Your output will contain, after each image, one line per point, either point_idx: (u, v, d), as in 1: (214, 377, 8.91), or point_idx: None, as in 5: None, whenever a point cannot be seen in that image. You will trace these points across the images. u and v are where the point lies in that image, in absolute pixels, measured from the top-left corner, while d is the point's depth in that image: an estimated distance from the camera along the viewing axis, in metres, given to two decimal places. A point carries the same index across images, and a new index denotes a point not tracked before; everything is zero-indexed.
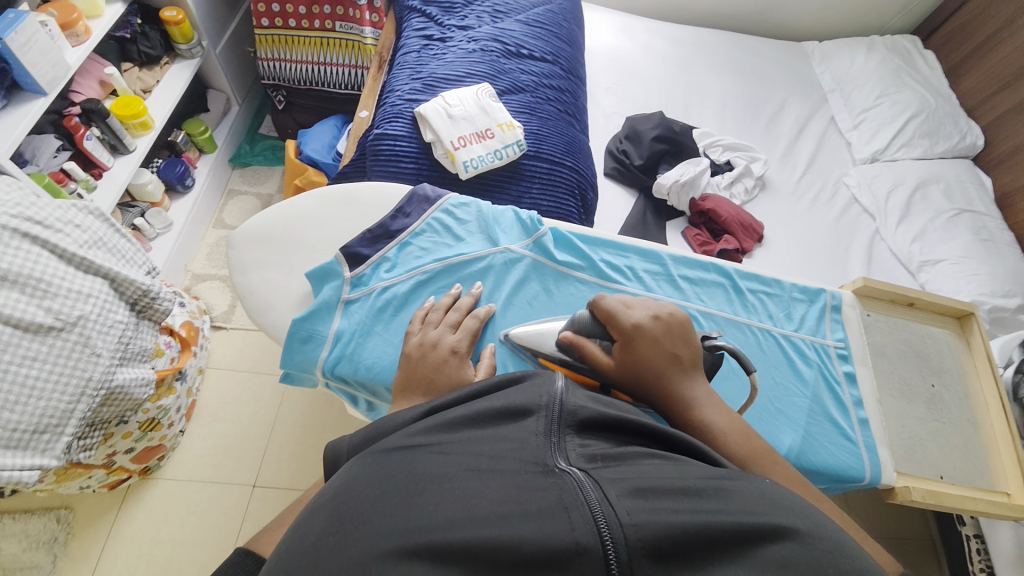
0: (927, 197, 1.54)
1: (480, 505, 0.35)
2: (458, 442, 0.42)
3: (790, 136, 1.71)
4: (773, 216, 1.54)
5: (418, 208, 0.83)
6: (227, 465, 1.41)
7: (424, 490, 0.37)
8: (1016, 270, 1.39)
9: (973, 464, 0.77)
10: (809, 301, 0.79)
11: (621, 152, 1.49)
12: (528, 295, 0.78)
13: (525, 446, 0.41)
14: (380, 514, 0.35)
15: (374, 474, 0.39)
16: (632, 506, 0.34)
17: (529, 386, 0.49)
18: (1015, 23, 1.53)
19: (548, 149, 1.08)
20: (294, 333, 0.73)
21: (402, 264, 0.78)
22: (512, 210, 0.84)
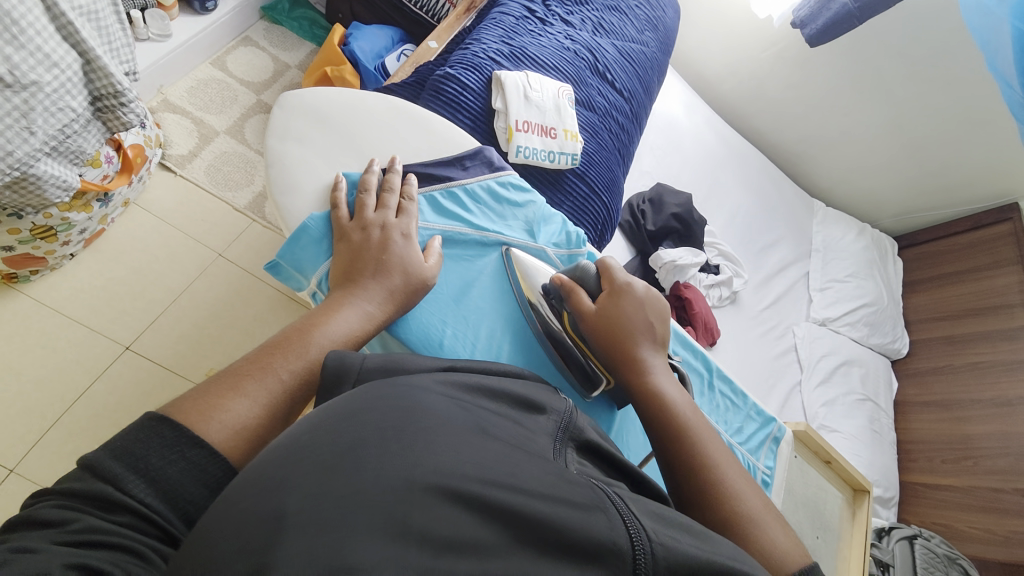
0: (848, 375, 1.74)
1: (531, 484, 0.40)
2: (487, 411, 0.48)
3: (770, 271, 1.86)
4: (730, 329, 1.67)
5: (478, 166, 0.83)
6: (108, 313, 1.23)
7: (458, 438, 0.41)
8: (888, 466, 1.59)
9: None
10: (759, 424, 0.85)
11: (639, 211, 1.53)
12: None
13: (549, 445, 0.48)
14: (436, 449, 0.39)
15: (403, 405, 0.42)
16: (655, 527, 0.41)
17: (543, 392, 0.57)
18: (979, 272, 1.79)
19: (593, 176, 1.08)
20: (304, 230, 0.69)
21: (446, 215, 0.78)
22: (562, 220, 0.88)
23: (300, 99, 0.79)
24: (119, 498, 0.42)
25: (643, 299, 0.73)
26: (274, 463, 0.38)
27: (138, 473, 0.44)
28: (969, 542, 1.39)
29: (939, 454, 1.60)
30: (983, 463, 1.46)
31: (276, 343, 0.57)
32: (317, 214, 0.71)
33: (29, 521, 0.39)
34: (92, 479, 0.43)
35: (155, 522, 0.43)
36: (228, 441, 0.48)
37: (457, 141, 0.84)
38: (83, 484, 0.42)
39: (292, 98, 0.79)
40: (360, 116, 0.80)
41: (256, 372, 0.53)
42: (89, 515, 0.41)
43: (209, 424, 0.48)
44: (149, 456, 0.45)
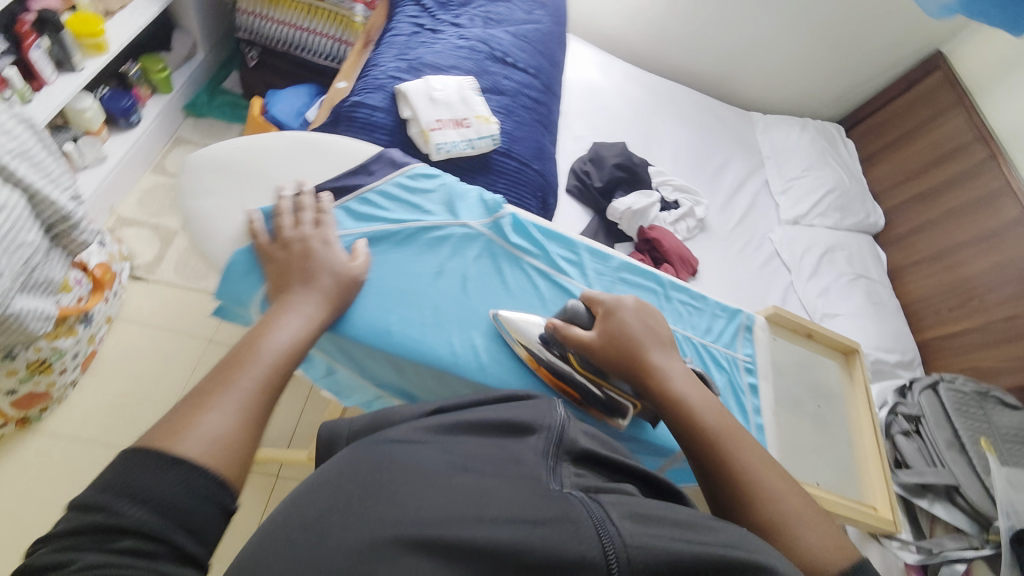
0: (833, 262, 1.76)
1: (496, 514, 0.45)
2: (464, 448, 0.54)
3: (730, 191, 1.91)
4: (707, 255, 1.71)
5: (383, 168, 0.88)
6: (123, 425, 1.28)
7: (425, 482, 0.47)
8: (897, 331, 1.60)
9: (845, 476, 0.88)
10: (728, 318, 0.89)
11: (584, 173, 1.57)
12: (479, 274, 0.84)
13: (529, 465, 0.53)
14: (399, 504, 0.45)
15: (375, 466, 0.49)
16: (632, 529, 0.45)
17: (537, 408, 0.62)
18: (929, 125, 1.83)
19: (519, 150, 1.13)
20: (233, 266, 0.75)
21: (362, 219, 0.83)
22: (478, 191, 0.91)
23: (202, 158, 0.85)
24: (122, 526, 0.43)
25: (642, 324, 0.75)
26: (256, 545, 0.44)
27: (133, 500, 0.45)
28: (1002, 376, 1.40)
29: (944, 304, 1.61)
30: (990, 298, 1.48)
31: (230, 362, 0.60)
32: (239, 249, 0.76)
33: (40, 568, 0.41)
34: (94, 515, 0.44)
35: (164, 540, 0.44)
36: (209, 451, 0.51)
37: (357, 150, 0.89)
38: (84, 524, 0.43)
39: (197, 156, 0.85)
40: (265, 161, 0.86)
41: (222, 391, 0.57)
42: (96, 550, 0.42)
43: (185, 441, 0.51)
44: (142, 485, 0.46)
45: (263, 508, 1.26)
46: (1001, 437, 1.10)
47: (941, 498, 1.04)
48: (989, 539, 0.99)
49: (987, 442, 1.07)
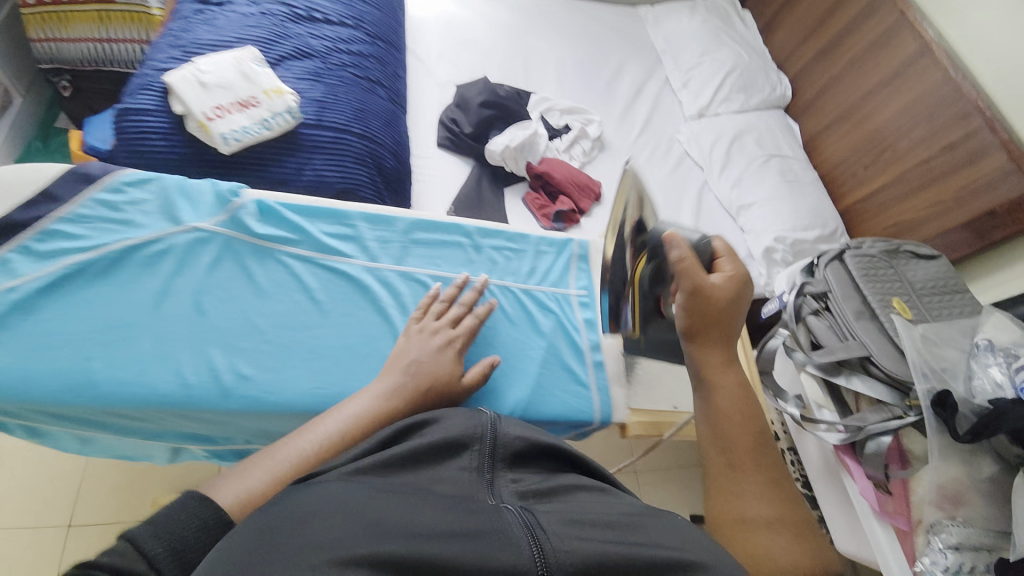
0: (743, 147, 1.62)
1: (432, 529, 0.41)
2: (407, 478, 0.51)
3: (627, 99, 1.76)
4: (611, 174, 1.59)
5: (72, 188, 0.76)
6: (32, 509, 1.20)
7: (348, 514, 0.41)
8: (817, 203, 1.51)
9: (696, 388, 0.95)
10: (557, 252, 0.94)
11: (451, 122, 1.43)
12: (218, 279, 0.75)
13: (460, 482, 0.52)
14: (334, 531, 0.39)
15: (290, 510, 0.42)
16: (566, 533, 0.44)
17: (467, 418, 0.60)
18: None
19: (333, 116, 0.99)
20: None
21: (49, 257, 0.71)
22: (210, 186, 0.80)
23: None
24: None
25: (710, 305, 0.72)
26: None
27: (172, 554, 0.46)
28: (926, 225, 1.32)
29: (859, 164, 1.51)
30: (901, 145, 1.38)
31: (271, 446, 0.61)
32: None
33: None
34: (131, 553, 0.45)
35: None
36: None
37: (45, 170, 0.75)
38: (119, 561, 0.44)
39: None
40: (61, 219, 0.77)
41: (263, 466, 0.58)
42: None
43: None
44: (183, 535, 0.48)
45: None
46: (918, 293, 1.04)
47: (857, 372, 0.98)
48: (911, 405, 0.92)
49: (900, 304, 1.01)
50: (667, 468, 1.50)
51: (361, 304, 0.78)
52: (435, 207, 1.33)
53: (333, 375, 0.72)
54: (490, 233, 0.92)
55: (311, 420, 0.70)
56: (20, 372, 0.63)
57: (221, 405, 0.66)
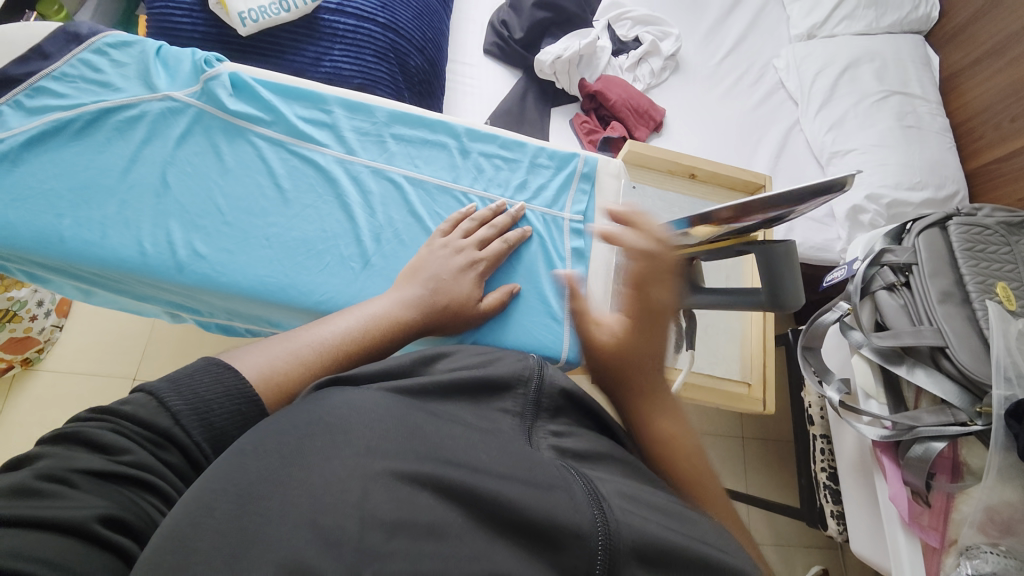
0: (857, 79, 1.31)
1: (488, 468, 0.36)
2: (443, 407, 0.43)
3: (719, 11, 1.47)
4: (680, 102, 1.37)
5: (63, 48, 0.71)
6: (108, 360, 1.41)
7: (412, 433, 0.37)
8: (939, 160, 1.20)
9: (714, 355, 0.79)
10: (556, 168, 0.81)
11: (501, 24, 1.28)
12: (185, 153, 0.70)
13: (501, 425, 0.44)
14: (381, 449, 0.35)
15: (331, 411, 0.37)
16: (624, 503, 0.37)
17: (509, 360, 0.52)
18: None
19: (356, 2, 0.91)
20: None
21: (34, 112, 0.67)
22: (189, 53, 0.74)
23: None
24: (176, 436, 0.39)
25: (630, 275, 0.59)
26: (188, 507, 0.31)
27: (198, 412, 0.41)
28: None
29: (1005, 115, 1.16)
30: None
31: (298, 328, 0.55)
32: None
33: (85, 442, 0.37)
34: (151, 406, 0.40)
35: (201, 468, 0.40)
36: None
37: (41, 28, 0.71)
38: (138, 412, 0.39)
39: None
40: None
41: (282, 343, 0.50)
42: (143, 444, 0.38)
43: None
44: (208, 395, 0.42)
45: None
46: None
47: (923, 363, 0.81)
48: (982, 412, 0.75)
49: (1004, 291, 0.81)
50: None
51: (327, 195, 0.72)
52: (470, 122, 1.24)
53: (285, 267, 0.67)
54: (481, 136, 0.81)
55: (260, 309, 0.67)
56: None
57: (175, 279, 0.64)
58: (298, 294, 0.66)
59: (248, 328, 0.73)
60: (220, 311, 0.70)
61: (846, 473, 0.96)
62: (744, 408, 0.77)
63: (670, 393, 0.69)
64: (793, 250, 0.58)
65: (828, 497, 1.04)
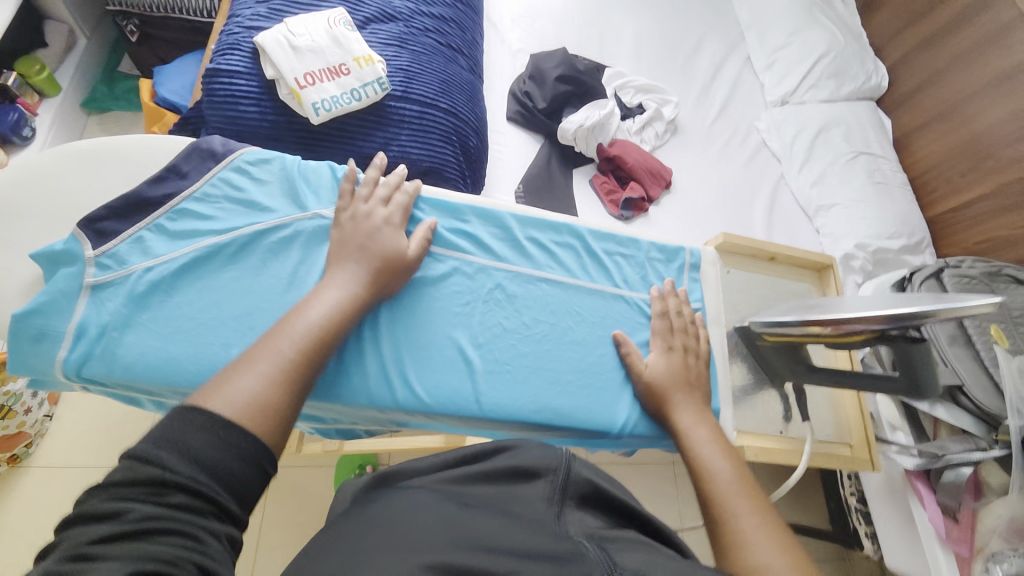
0: (829, 141, 1.51)
1: (496, 551, 0.40)
2: (470, 495, 0.48)
3: (705, 79, 1.65)
4: (683, 161, 1.51)
5: (198, 165, 0.70)
6: (109, 449, 1.27)
7: (444, 524, 0.43)
8: (905, 211, 1.41)
9: (821, 420, 0.86)
10: (666, 260, 0.80)
11: (523, 94, 1.36)
12: None
13: (529, 508, 0.47)
14: (411, 540, 0.41)
15: (390, 514, 0.44)
16: (631, 570, 0.39)
17: (537, 446, 0.55)
18: None
19: (419, 88, 0.94)
20: (21, 330, 0.59)
21: (179, 236, 0.65)
22: (328, 166, 0.73)
23: None
24: (172, 479, 0.38)
25: (680, 368, 0.68)
26: None
27: (185, 453, 0.39)
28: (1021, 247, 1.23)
29: (955, 170, 1.40)
30: (1005, 156, 1.27)
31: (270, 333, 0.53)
32: (38, 301, 0.59)
33: (85, 515, 0.36)
34: (134, 464, 0.38)
35: (207, 496, 0.39)
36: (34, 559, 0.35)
37: (163, 141, 0.71)
38: (128, 475, 0.37)
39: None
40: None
41: (263, 355, 0.51)
42: (142, 501, 0.37)
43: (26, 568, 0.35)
44: (200, 446, 0.40)
45: (263, 503, 1.26)
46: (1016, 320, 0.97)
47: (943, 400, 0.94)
48: (998, 439, 0.88)
49: (999, 332, 0.94)
50: None
51: (475, 302, 0.70)
52: (503, 186, 1.30)
53: (450, 378, 0.65)
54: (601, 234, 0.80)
55: (424, 420, 0.65)
56: (163, 355, 0.59)
57: (346, 399, 0.62)
58: (467, 406, 0.64)
59: (373, 429, 0.70)
60: (365, 423, 0.68)
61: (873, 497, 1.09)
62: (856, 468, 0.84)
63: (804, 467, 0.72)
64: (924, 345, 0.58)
65: (860, 519, 1.18)
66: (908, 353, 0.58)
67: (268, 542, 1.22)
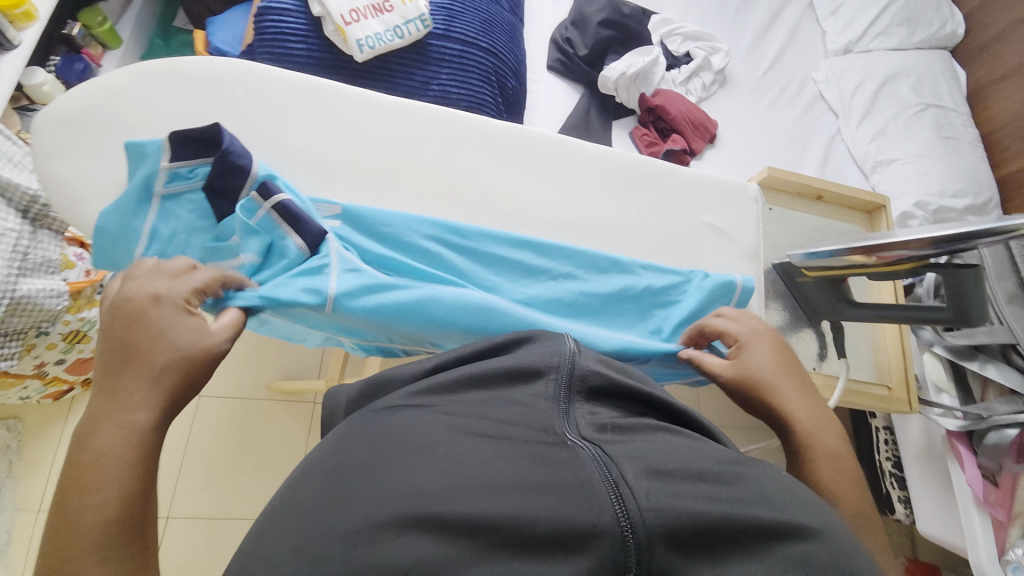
0: (894, 92, 1.40)
1: (493, 478, 0.36)
2: (460, 404, 0.45)
3: (760, 26, 1.55)
4: (730, 114, 1.44)
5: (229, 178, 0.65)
6: None
7: (423, 455, 0.38)
8: (972, 169, 1.31)
9: (860, 361, 0.90)
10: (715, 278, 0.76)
11: (564, 41, 1.33)
12: (384, 223, 0.70)
13: (533, 410, 0.43)
14: (391, 476, 0.37)
15: (378, 439, 0.41)
16: (651, 487, 0.35)
17: (540, 345, 0.50)
18: None
19: (460, 27, 0.94)
20: (102, 228, 0.63)
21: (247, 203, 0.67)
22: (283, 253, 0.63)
23: (53, 116, 0.69)
24: None
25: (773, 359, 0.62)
26: (256, 549, 0.36)
27: None
28: None
29: None
30: None
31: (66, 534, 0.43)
32: (106, 211, 0.63)
33: None
34: None
35: None
36: None
37: (227, 65, 0.73)
38: None
39: (47, 115, 0.69)
40: (319, 118, 0.74)
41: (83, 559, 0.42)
42: None
43: None
44: None
45: (308, 433, 1.36)
46: None
47: (995, 359, 0.91)
48: None
49: None
50: (732, 424, 1.47)
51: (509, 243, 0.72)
52: None
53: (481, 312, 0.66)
54: (634, 177, 0.82)
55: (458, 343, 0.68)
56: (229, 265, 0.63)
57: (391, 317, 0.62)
58: None
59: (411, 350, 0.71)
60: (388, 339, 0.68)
61: (910, 460, 1.07)
62: (892, 408, 0.88)
63: (832, 403, 0.76)
64: (979, 273, 0.60)
65: (892, 483, 1.18)
66: (959, 280, 0.60)
67: None
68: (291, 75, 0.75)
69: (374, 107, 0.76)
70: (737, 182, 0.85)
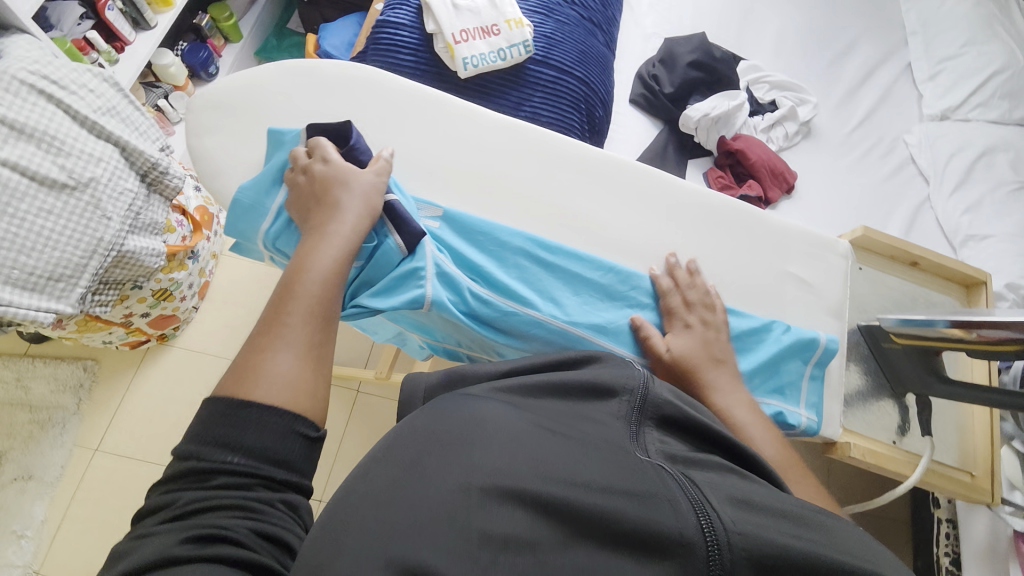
0: (992, 166, 1.33)
1: (578, 474, 0.39)
2: (538, 406, 0.48)
3: (852, 83, 1.51)
4: (810, 166, 1.40)
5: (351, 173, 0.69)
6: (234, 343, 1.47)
7: (510, 441, 0.41)
8: None
9: (942, 442, 0.84)
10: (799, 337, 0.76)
11: (651, 78, 1.35)
12: (481, 232, 0.73)
13: (606, 427, 0.46)
14: (482, 450, 0.40)
15: (465, 418, 0.44)
16: (734, 513, 0.37)
17: (618, 367, 0.52)
18: None
19: (559, 55, 0.98)
20: (239, 199, 0.70)
21: None
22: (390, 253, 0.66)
23: (204, 97, 0.78)
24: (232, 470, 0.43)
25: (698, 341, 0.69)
26: (347, 499, 0.39)
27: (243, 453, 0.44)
28: None
29: None
30: None
31: (282, 295, 0.54)
32: (246, 185, 0.70)
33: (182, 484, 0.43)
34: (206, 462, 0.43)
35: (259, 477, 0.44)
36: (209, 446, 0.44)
37: (351, 68, 0.80)
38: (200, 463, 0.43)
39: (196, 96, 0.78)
40: (424, 126, 0.79)
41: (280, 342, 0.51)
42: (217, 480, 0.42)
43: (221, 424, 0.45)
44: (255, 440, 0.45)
45: (347, 421, 1.40)
46: None
47: None
48: None
49: None
50: None
51: (595, 265, 0.74)
52: None
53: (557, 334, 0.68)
54: (720, 220, 0.81)
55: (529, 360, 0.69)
56: None
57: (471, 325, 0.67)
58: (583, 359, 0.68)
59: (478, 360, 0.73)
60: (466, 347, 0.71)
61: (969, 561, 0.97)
62: (975, 498, 0.82)
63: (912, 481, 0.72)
64: None
65: None
66: None
67: (347, 455, 1.37)
68: (405, 83, 0.80)
69: (475, 122, 0.80)
70: (825, 236, 0.83)
